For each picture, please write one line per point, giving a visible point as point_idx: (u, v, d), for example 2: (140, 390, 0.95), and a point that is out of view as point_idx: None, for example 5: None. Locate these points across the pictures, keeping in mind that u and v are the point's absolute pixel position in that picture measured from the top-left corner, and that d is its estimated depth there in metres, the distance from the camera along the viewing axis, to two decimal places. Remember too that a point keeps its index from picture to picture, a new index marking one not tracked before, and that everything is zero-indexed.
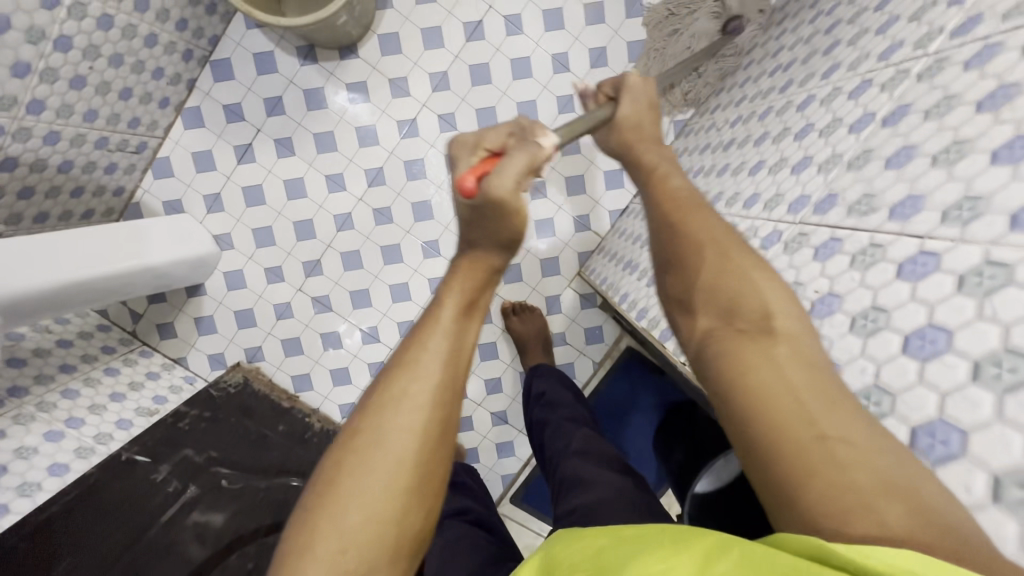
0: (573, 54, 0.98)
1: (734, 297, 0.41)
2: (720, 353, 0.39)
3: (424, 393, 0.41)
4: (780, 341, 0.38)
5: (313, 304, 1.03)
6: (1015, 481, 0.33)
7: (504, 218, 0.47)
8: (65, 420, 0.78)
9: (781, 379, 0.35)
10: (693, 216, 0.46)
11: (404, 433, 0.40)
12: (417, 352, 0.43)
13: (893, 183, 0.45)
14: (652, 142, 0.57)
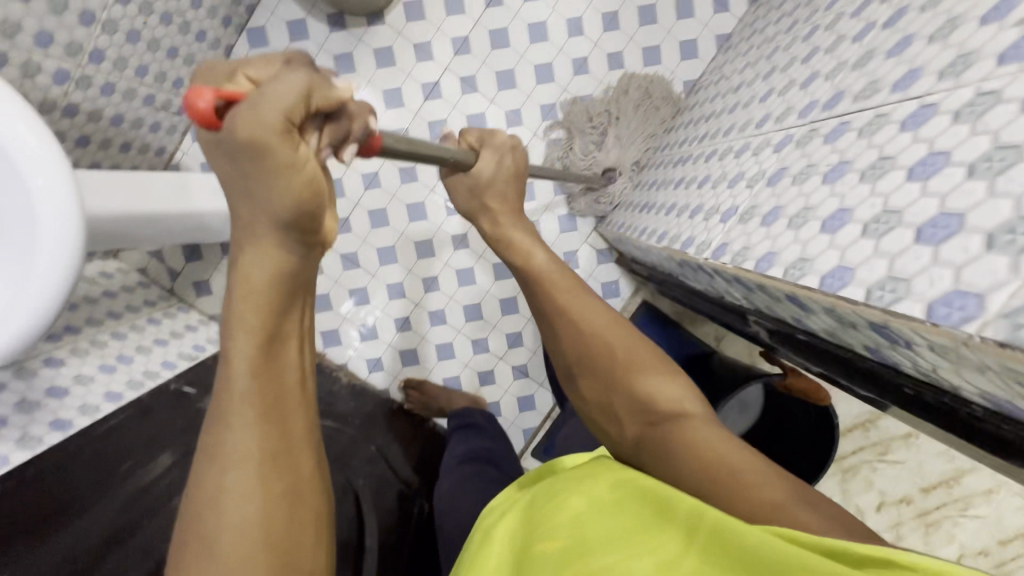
0: (587, 18, 1.04)
1: (647, 388, 0.49)
2: (653, 441, 0.47)
3: (243, 472, 0.36)
4: (693, 417, 0.47)
5: (342, 262, 1.10)
6: (1009, 228, 0.29)
7: (271, 180, 0.35)
8: (116, 356, 0.85)
9: (694, 439, 0.44)
10: (586, 312, 0.56)
11: (234, 520, 0.35)
12: (221, 433, 0.37)
13: (894, 66, 0.47)
14: (517, 216, 0.67)
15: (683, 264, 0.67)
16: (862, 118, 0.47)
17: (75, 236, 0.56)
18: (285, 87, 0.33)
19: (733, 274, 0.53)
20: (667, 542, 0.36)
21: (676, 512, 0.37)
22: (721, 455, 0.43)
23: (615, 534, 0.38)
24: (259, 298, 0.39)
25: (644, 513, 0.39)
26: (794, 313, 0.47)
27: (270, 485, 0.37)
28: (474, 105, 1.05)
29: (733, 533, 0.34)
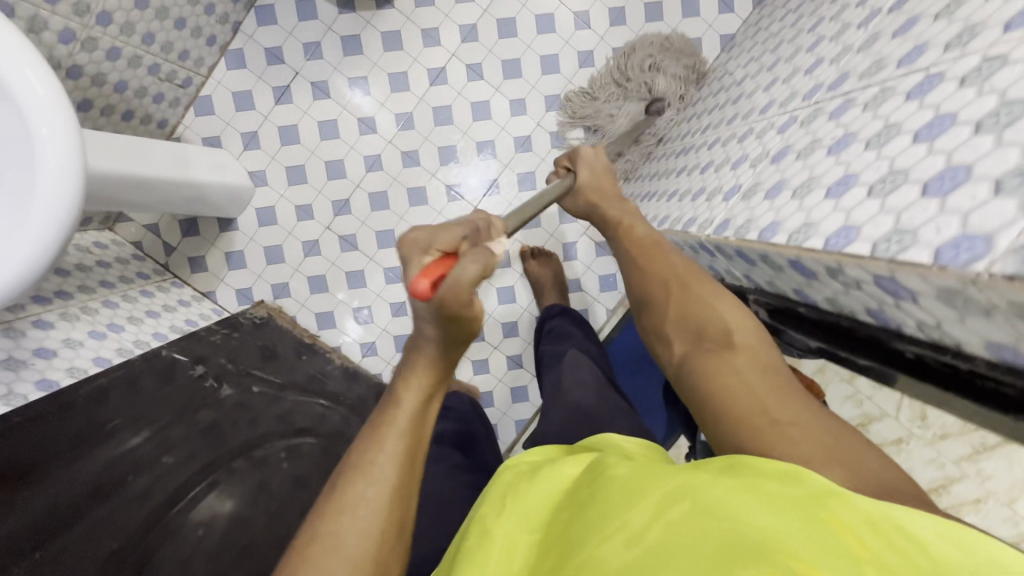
0: (594, 12, 1.05)
1: (698, 321, 0.51)
2: (698, 373, 0.48)
3: (380, 497, 0.40)
4: (738, 352, 0.48)
5: (340, 243, 1.08)
6: (1016, 173, 0.29)
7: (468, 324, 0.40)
8: (107, 324, 0.84)
9: (736, 381, 0.45)
10: (659, 259, 0.57)
11: (359, 534, 0.39)
12: (372, 453, 0.41)
13: (900, 44, 0.48)
14: (613, 201, 0.68)
15: (685, 246, 0.68)
16: (867, 93, 0.47)
17: (76, 186, 0.56)
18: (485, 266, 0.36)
19: (737, 249, 0.53)
20: (638, 514, 0.36)
21: (646, 492, 0.38)
22: (760, 396, 0.43)
23: (592, 520, 0.38)
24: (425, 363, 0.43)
25: (617, 492, 0.39)
26: (797, 283, 0.47)
27: (393, 512, 0.40)
28: (479, 92, 1.06)
29: (705, 503, 0.35)
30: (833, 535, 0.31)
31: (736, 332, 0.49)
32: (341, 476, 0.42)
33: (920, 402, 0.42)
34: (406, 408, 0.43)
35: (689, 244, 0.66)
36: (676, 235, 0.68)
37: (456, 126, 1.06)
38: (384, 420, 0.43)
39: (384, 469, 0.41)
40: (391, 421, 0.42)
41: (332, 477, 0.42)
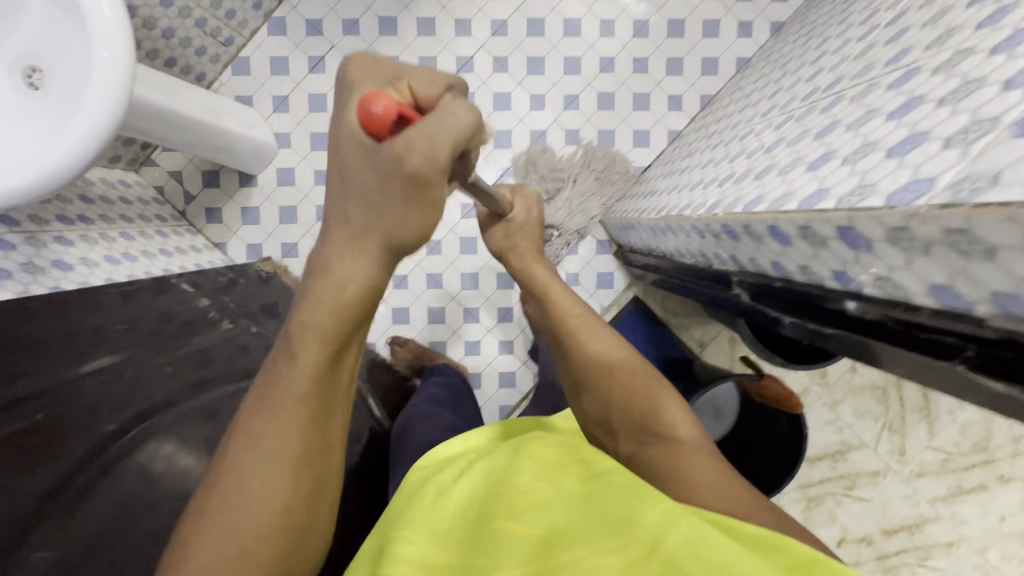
0: (619, 22, 1.11)
1: (648, 412, 0.55)
2: (647, 462, 0.52)
3: (265, 461, 0.44)
4: (685, 444, 0.52)
5: None
6: (960, 131, 0.33)
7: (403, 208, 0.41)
8: (122, 252, 0.87)
9: (685, 464, 0.49)
10: (592, 336, 0.64)
11: (247, 492, 0.44)
12: (265, 421, 0.45)
13: (890, 50, 0.52)
14: (535, 252, 0.77)
15: (678, 229, 0.73)
16: (856, 90, 0.51)
17: (118, 113, 0.58)
18: (465, 119, 0.38)
19: (724, 225, 0.57)
20: (634, 536, 0.38)
21: (642, 512, 0.39)
22: (712, 480, 0.47)
23: (582, 533, 0.40)
24: (324, 318, 0.44)
25: (617, 501, 0.42)
26: (775, 253, 0.50)
27: (279, 479, 0.45)
28: (502, 84, 1.11)
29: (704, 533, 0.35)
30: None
31: (677, 423, 0.54)
32: (239, 438, 0.46)
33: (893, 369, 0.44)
34: (300, 367, 0.45)
35: (679, 226, 0.71)
36: (672, 217, 0.73)
37: None
38: (278, 383, 0.45)
39: (278, 433, 0.45)
40: (284, 384, 0.45)
41: (238, 429, 0.47)
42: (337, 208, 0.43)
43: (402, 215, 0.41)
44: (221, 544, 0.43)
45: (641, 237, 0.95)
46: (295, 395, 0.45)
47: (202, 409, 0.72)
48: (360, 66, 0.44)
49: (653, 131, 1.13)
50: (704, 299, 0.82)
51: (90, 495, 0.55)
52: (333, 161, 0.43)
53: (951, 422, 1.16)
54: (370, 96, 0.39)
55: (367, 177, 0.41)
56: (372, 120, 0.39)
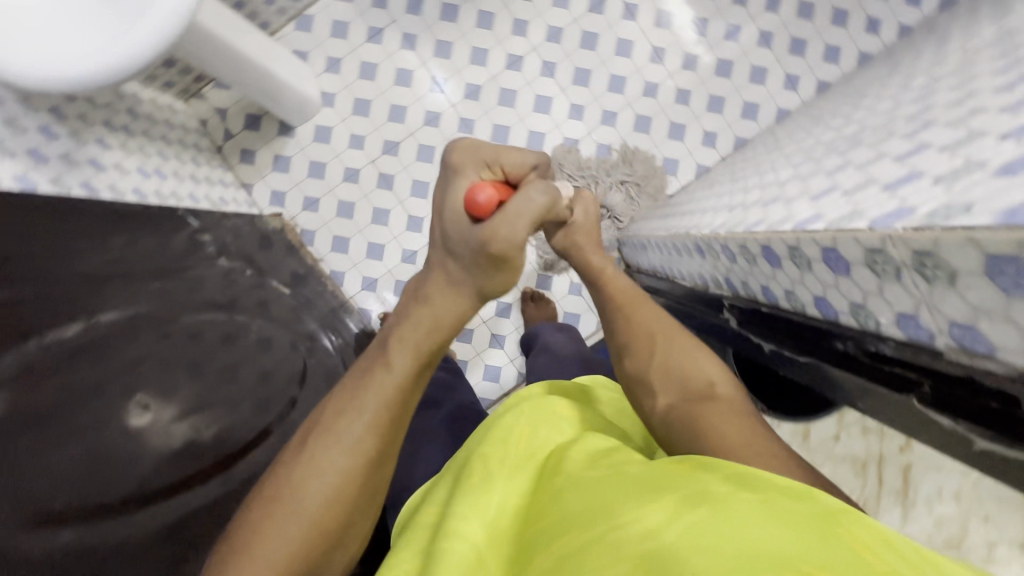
0: (670, 52, 1.14)
1: (686, 373, 0.58)
2: (686, 416, 0.54)
3: (345, 459, 0.48)
4: (721, 403, 0.55)
5: (378, 179, 1.15)
6: (952, 171, 0.34)
7: (494, 277, 0.51)
8: (155, 168, 0.91)
9: (722, 422, 0.52)
10: (639, 306, 0.65)
11: (323, 486, 0.48)
12: (348, 419, 0.49)
13: (912, 110, 0.54)
14: (597, 248, 0.72)
15: (681, 246, 0.75)
16: (874, 139, 0.53)
17: (171, 36, 0.63)
18: (541, 205, 0.49)
19: (724, 244, 0.58)
20: (655, 512, 0.41)
21: (659, 497, 0.42)
22: (749, 437, 0.50)
23: (606, 511, 0.43)
24: (421, 339, 0.51)
25: (634, 483, 0.45)
26: (764, 275, 0.52)
27: (353, 476, 0.49)
28: (547, 89, 1.14)
29: (722, 506, 0.39)
30: (846, 556, 0.35)
31: (716, 383, 0.57)
32: (317, 434, 0.49)
33: (861, 406, 0.45)
34: (392, 377, 0.50)
35: (682, 241, 0.73)
36: (679, 235, 0.75)
37: (516, 111, 1.14)
38: (363, 387, 0.50)
39: (358, 432, 0.49)
40: (371, 389, 0.50)
41: (320, 417, 0.51)
42: (438, 268, 0.52)
43: (488, 280, 0.51)
44: (291, 532, 0.47)
45: (652, 258, 0.96)
46: (382, 399, 0.50)
47: (192, 327, 0.75)
48: (461, 149, 0.54)
49: (682, 161, 1.15)
50: (697, 324, 0.83)
51: (68, 367, 0.56)
52: (439, 233, 0.53)
53: (927, 512, 1.13)
54: (476, 185, 0.50)
55: (463, 247, 0.50)
56: (477, 204, 0.50)
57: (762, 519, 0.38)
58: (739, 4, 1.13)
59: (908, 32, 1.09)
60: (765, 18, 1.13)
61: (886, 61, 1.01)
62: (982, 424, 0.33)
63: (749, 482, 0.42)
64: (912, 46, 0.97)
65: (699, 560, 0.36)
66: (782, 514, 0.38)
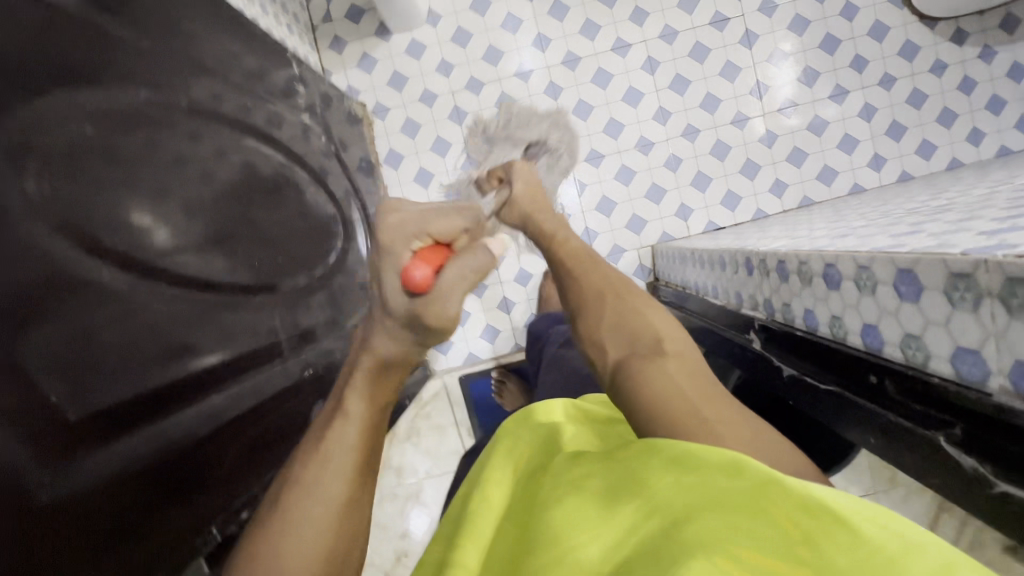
0: (773, 91, 1.12)
1: (634, 328, 0.56)
2: (629, 373, 0.52)
3: (342, 464, 0.45)
4: (670, 361, 0.52)
5: (451, 111, 1.15)
6: None
7: (433, 330, 0.46)
8: (254, 15, 0.91)
9: (667, 386, 0.49)
10: (587, 267, 0.65)
11: (322, 504, 0.43)
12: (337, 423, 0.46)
13: (1013, 196, 0.53)
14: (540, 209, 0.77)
15: (725, 258, 0.74)
16: (967, 209, 0.52)
17: None
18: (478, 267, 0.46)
19: (779, 261, 0.57)
20: (592, 537, 0.36)
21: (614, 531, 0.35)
22: (702, 406, 0.46)
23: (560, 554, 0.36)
24: (367, 394, 0.47)
25: (585, 522, 0.37)
26: (815, 297, 0.50)
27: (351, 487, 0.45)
28: (641, 83, 1.13)
29: (695, 537, 0.31)
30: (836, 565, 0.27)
31: (667, 340, 0.54)
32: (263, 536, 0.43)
33: (871, 446, 0.44)
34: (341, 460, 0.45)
35: (727, 256, 0.73)
36: (726, 249, 0.75)
37: (605, 94, 1.14)
38: (311, 483, 0.44)
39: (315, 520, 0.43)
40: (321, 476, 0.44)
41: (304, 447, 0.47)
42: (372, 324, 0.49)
43: (424, 332, 0.46)
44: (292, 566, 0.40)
45: (689, 274, 0.95)
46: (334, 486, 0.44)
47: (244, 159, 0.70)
48: (396, 214, 0.48)
49: (744, 200, 1.15)
50: (706, 344, 0.84)
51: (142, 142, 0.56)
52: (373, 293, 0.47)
53: None
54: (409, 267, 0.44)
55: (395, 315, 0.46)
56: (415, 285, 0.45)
57: (706, 516, 0.31)
58: (855, 69, 1.11)
59: (1007, 155, 1.07)
60: (874, 92, 1.11)
61: (976, 173, 1.00)
62: (1009, 470, 0.32)
63: (691, 463, 0.36)
64: (1008, 166, 0.96)
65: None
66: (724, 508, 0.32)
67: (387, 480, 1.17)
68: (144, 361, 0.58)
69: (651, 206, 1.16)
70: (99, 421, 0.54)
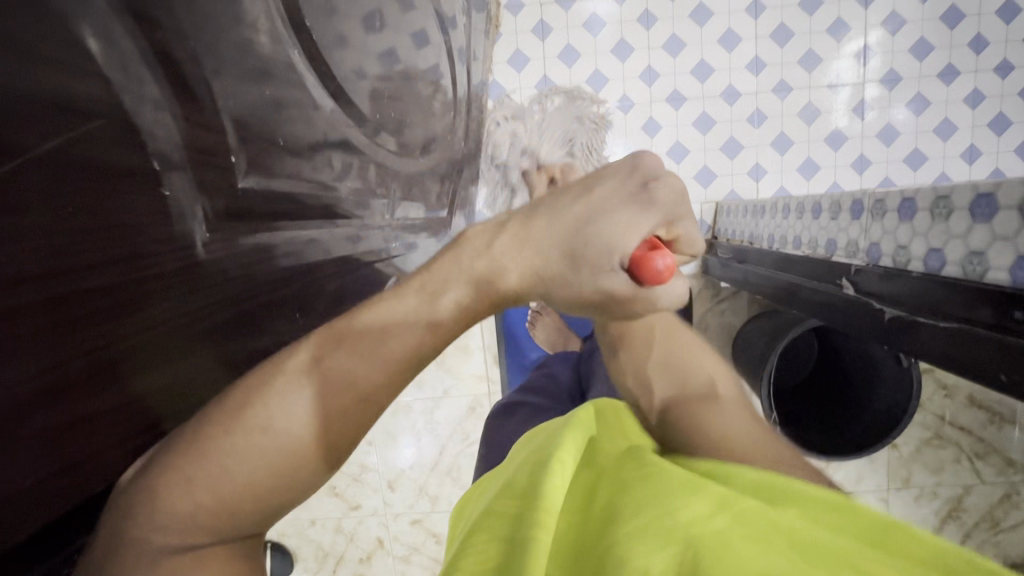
0: (878, 58, 1.06)
1: (685, 366, 0.48)
2: (684, 415, 0.43)
3: (362, 409, 0.26)
4: (726, 402, 0.45)
5: (536, 23, 1.08)
6: None
7: (592, 291, 0.28)
8: None
9: (734, 431, 0.41)
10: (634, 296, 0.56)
11: (303, 449, 0.25)
12: (389, 340, 0.26)
13: None
14: None
15: (822, 202, 0.70)
16: None
17: None
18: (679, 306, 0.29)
19: (905, 199, 0.52)
20: (694, 501, 0.28)
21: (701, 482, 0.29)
22: (763, 446, 0.39)
23: (635, 495, 0.30)
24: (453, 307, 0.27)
25: (639, 482, 0.32)
26: (948, 235, 0.47)
27: (354, 438, 0.27)
28: (741, 27, 1.07)
29: (778, 513, 0.25)
30: None
31: (719, 383, 0.47)
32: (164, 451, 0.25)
33: (987, 381, 0.41)
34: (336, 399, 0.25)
35: (822, 206, 0.69)
36: (817, 200, 0.71)
37: (701, 31, 1.07)
38: (285, 416, 0.24)
39: (261, 473, 0.24)
40: (283, 420, 0.24)
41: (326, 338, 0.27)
42: (479, 241, 0.28)
43: (577, 299, 0.28)
44: (215, 501, 0.24)
45: (762, 226, 0.90)
46: (303, 443, 0.25)
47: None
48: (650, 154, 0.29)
49: (822, 170, 1.10)
50: (770, 294, 0.81)
51: None
52: (561, 223, 0.28)
53: None
54: (661, 248, 0.27)
55: (550, 257, 0.27)
56: (651, 280, 0.27)
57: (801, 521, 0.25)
58: (972, 49, 1.04)
59: None
60: (987, 78, 1.04)
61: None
62: None
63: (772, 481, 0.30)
64: None
65: (753, 546, 0.23)
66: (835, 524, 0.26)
67: (408, 391, 1.20)
68: (262, 194, 0.42)
69: (725, 159, 1.11)
70: (252, 205, 0.41)
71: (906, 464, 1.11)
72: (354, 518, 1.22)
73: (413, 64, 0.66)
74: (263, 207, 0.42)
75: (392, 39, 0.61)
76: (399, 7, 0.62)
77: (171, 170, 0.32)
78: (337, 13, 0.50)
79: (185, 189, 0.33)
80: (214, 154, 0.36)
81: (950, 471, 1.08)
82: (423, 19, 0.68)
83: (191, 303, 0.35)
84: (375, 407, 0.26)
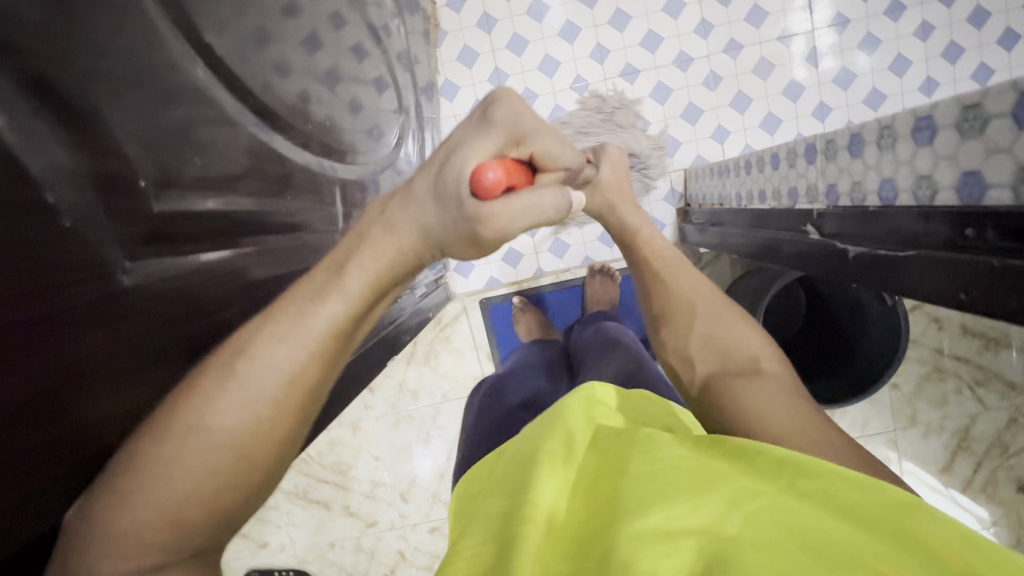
0: (824, 5, 1.05)
1: (726, 340, 0.48)
2: (722, 391, 0.44)
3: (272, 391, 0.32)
4: (766, 378, 0.44)
5: (480, 17, 1.08)
6: None
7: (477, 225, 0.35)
8: None
9: (767, 413, 0.40)
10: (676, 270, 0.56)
11: (228, 438, 0.31)
12: (283, 332, 0.33)
13: None
14: None
15: (780, 152, 0.70)
16: None
17: None
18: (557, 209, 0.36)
19: (855, 135, 0.52)
20: (704, 506, 0.29)
21: (713, 481, 0.31)
22: (796, 425, 0.39)
23: (645, 494, 0.31)
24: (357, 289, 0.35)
25: (645, 477, 0.33)
26: (897, 163, 0.46)
27: (276, 425, 0.33)
28: None
29: (790, 511, 0.28)
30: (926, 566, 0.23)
31: (762, 357, 0.46)
32: (101, 488, 0.30)
33: (952, 303, 0.41)
34: (246, 402, 0.32)
35: (780, 156, 0.69)
36: (776, 151, 0.71)
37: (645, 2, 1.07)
38: (210, 415, 0.31)
39: (198, 466, 0.30)
40: (209, 419, 0.31)
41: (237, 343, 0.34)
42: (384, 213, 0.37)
43: (464, 234, 0.36)
44: (164, 500, 0.29)
45: (728, 185, 0.90)
46: (231, 434, 0.31)
47: (320, 17, 0.59)
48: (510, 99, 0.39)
49: (785, 123, 1.10)
50: (749, 253, 0.80)
51: None
52: (429, 175, 0.37)
53: None
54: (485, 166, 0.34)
55: (429, 206, 0.36)
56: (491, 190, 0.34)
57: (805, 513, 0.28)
58: None
59: None
60: (934, 8, 1.04)
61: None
62: None
63: (803, 470, 0.30)
64: None
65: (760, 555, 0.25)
66: (845, 514, 0.27)
67: (408, 402, 1.20)
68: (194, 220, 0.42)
69: (687, 126, 1.11)
70: (181, 227, 0.41)
71: (909, 402, 1.11)
72: (372, 535, 1.22)
73: (355, 77, 0.66)
74: (194, 226, 0.42)
75: (331, 56, 0.61)
76: (333, 23, 0.62)
77: (80, 206, 0.33)
78: (263, 34, 0.50)
79: (94, 215, 0.34)
80: (124, 180, 0.36)
81: (954, 403, 1.08)
82: (360, 31, 0.67)
83: (139, 331, 0.38)
84: (290, 389, 0.33)
